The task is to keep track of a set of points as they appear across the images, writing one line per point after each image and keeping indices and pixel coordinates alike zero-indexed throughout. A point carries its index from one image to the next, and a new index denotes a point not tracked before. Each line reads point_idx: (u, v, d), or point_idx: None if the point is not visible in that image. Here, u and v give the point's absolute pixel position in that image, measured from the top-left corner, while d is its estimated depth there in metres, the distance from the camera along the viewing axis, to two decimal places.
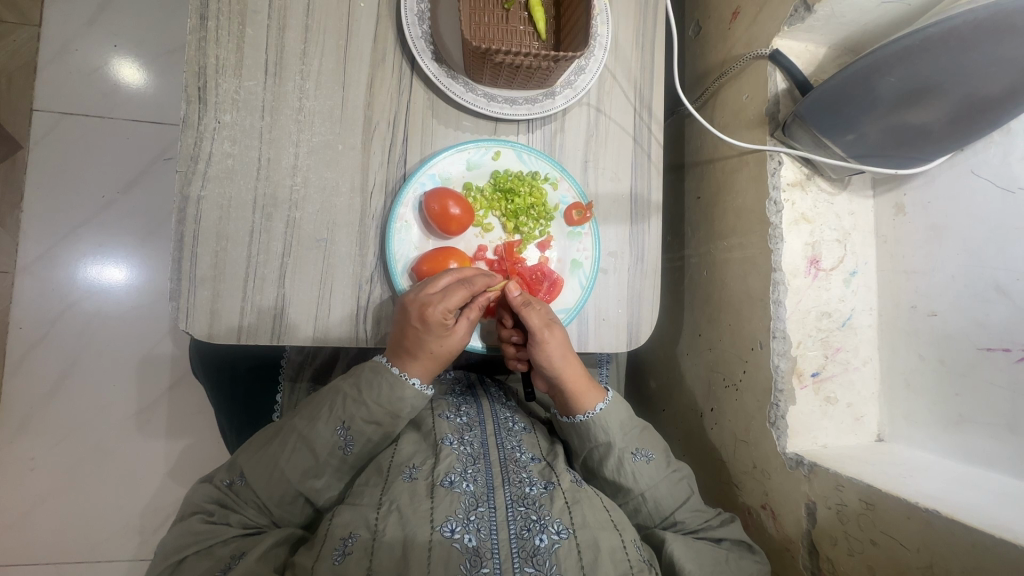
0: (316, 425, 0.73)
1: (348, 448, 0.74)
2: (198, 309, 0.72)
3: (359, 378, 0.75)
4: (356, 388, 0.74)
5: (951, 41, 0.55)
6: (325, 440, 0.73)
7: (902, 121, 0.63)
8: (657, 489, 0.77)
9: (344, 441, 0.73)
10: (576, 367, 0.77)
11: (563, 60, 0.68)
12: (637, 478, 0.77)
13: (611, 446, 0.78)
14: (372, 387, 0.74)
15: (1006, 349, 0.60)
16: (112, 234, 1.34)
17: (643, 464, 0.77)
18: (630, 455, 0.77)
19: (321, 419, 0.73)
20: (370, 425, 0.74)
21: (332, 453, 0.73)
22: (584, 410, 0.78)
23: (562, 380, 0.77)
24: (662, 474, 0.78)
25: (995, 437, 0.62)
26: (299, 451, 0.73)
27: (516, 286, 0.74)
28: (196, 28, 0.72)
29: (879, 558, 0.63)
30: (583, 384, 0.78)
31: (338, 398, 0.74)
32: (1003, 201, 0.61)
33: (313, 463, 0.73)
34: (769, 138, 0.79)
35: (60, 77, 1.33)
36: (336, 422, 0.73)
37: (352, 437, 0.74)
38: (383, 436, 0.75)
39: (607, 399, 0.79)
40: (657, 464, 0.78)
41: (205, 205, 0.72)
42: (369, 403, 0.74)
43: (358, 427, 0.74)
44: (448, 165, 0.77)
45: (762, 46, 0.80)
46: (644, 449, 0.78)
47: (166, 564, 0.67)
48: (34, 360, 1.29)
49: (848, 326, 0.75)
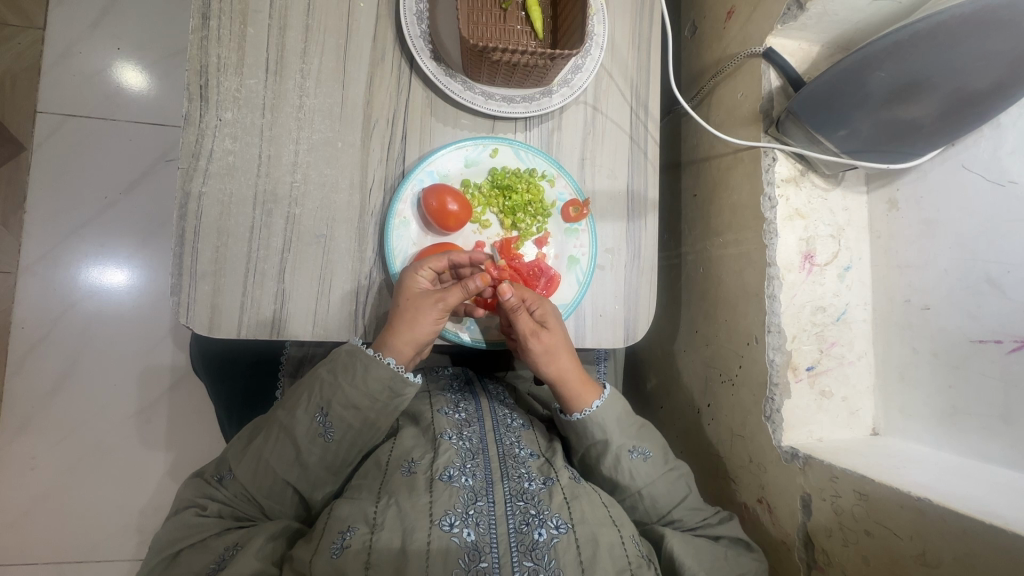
0: (295, 413, 0.73)
1: (328, 434, 0.73)
2: (199, 303, 0.72)
3: (335, 363, 0.74)
4: (331, 372, 0.73)
5: (939, 37, 0.56)
6: (305, 427, 0.73)
7: (893, 116, 0.64)
8: (654, 487, 0.77)
9: (323, 428, 0.73)
10: (568, 365, 0.78)
11: (559, 58, 0.69)
12: (633, 476, 0.77)
13: (609, 445, 0.78)
14: (348, 370, 0.73)
15: (998, 340, 0.61)
16: (113, 235, 1.35)
17: (640, 461, 0.77)
18: (626, 452, 0.77)
19: (301, 406, 0.73)
20: (349, 410, 0.73)
21: (313, 441, 0.73)
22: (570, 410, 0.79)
23: (552, 380, 0.78)
24: (660, 472, 0.78)
25: (989, 429, 0.62)
26: (281, 441, 0.72)
27: (509, 287, 0.73)
28: (199, 27, 0.74)
29: (874, 549, 0.63)
30: (576, 384, 0.78)
31: (316, 385, 0.74)
32: (994, 194, 0.62)
33: (295, 452, 0.72)
34: (763, 135, 0.80)
35: (64, 80, 1.34)
36: (315, 409, 0.73)
37: (331, 424, 0.73)
38: (364, 421, 0.74)
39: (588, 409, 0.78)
40: (655, 461, 0.78)
41: (206, 201, 0.73)
42: (344, 386, 0.73)
43: (336, 413, 0.73)
44: (447, 162, 0.79)
45: (756, 44, 0.81)
46: (642, 447, 0.78)
47: (161, 557, 0.67)
48: (35, 359, 1.30)
49: (843, 321, 0.76)
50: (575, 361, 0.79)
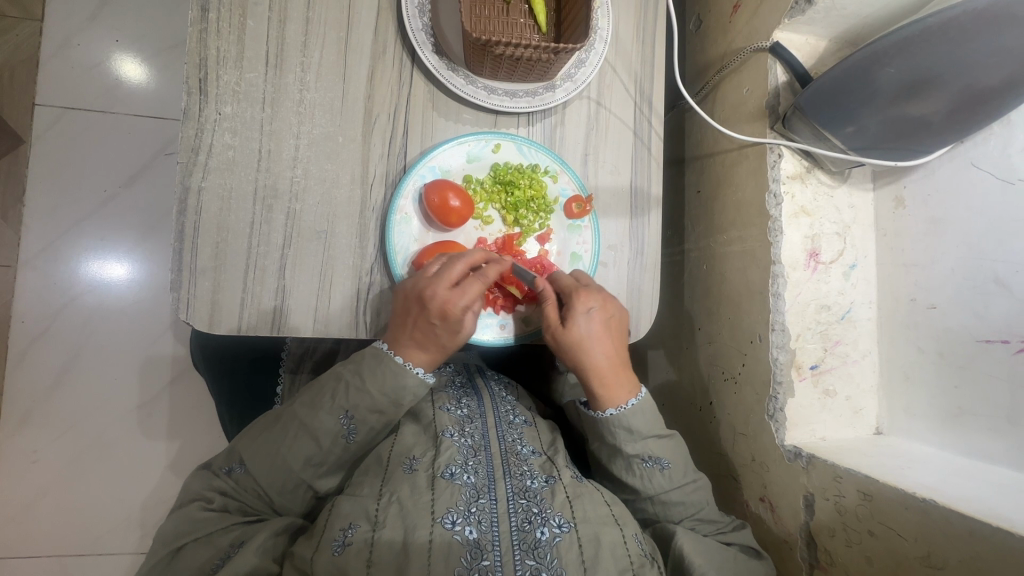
0: (318, 413, 0.72)
1: (351, 436, 0.73)
2: (199, 299, 0.72)
3: (361, 365, 0.73)
4: (358, 375, 0.73)
5: (951, 32, 0.56)
6: (328, 428, 0.72)
7: (902, 113, 0.63)
8: (668, 495, 0.76)
9: (347, 430, 0.73)
10: (602, 364, 0.76)
11: (563, 52, 0.68)
12: (647, 482, 0.76)
13: (620, 451, 0.77)
14: (375, 374, 0.73)
15: (1005, 341, 0.61)
16: (113, 228, 1.35)
17: (654, 471, 0.76)
18: (640, 459, 0.76)
19: (324, 407, 0.72)
20: (373, 414, 0.73)
21: (335, 442, 0.72)
22: (613, 406, 0.76)
23: (585, 376, 0.77)
24: (679, 482, 0.76)
25: (994, 429, 0.62)
26: (301, 438, 0.72)
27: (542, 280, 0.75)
28: (197, 20, 0.73)
29: (877, 549, 0.63)
30: (608, 384, 0.76)
31: (340, 385, 0.73)
32: (1003, 192, 0.61)
33: (315, 450, 0.72)
34: (769, 132, 0.79)
35: (63, 72, 1.33)
36: (340, 411, 0.72)
37: (355, 426, 0.73)
38: (386, 424, 0.75)
39: (639, 395, 0.77)
40: (672, 473, 0.76)
41: (206, 196, 0.72)
42: (373, 392, 0.73)
43: (361, 416, 0.73)
44: (448, 157, 0.78)
45: (761, 39, 0.80)
46: (657, 457, 0.76)
47: (164, 551, 0.67)
48: (36, 353, 1.29)
49: (847, 319, 0.75)
50: (613, 363, 0.77)
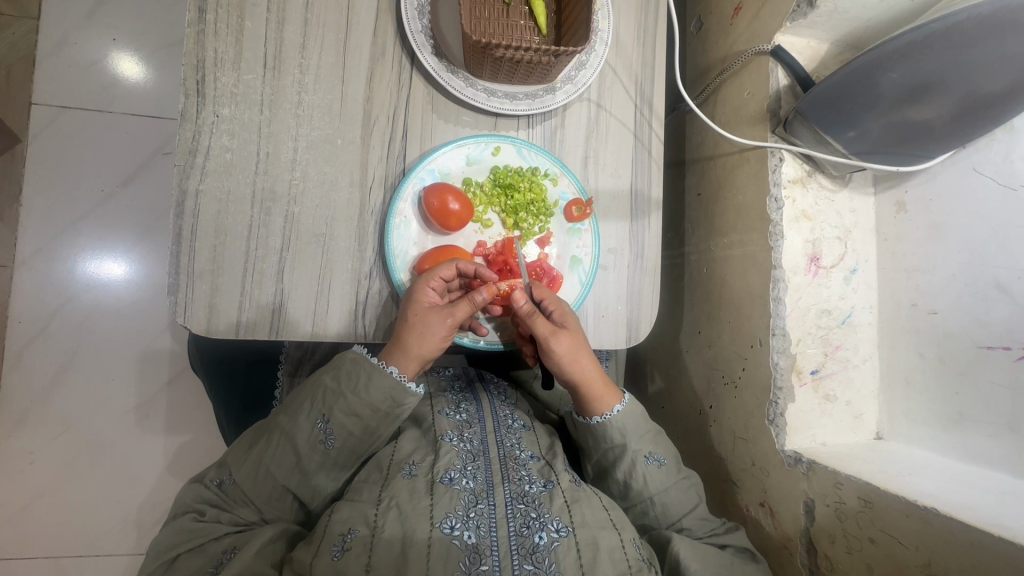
0: (297, 420, 0.72)
1: (329, 441, 0.73)
2: (196, 303, 0.71)
3: (338, 370, 0.74)
4: (335, 380, 0.73)
5: (954, 38, 0.55)
6: (306, 434, 0.72)
7: (904, 118, 0.63)
8: (666, 494, 0.77)
9: (324, 434, 0.72)
10: (586, 368, 0.77)
11: (563, 55, 0.68)
12: (647, 481, 0.77)
13: (626, 449, 0.78)
14: (351, 378, 0.73)
15: (1006, 347, 0.60)
16: (111, 228, 1.34)
17: (654, 468, 0.77)
18: (642, 457, 0.77)
19: (302, 413, 0.73)
20: (350, 418, 0.73)
21: (313, 448, 0.72)
22: (604, 409, 0.78)
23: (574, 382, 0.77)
24: (673, 480, 0.77)
25: (995, 435, 0.62)
26: (281, 447, 0.72)
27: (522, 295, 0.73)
28: (194, 21, 0.72)
29: (877, 556, 0.63)
30: (598, 388, 0.78)
31: (318, 391, 0.73)
32: (1006, 199, 0.61)
33: (295, 459, 0.72)
34: (770, 135, 0.79)
35: (60, 71, 1.32)
36: (316, 415, 0.72)
37: (332, 431, 0.72)
38: (364, 429, 0.73)
39: (623, 401, 0.79)
40: (668, 470, 0.78)
41: (203, 199, 0.72)
42: (347, 394, 0.72)
43: (337, 420, 0.72)
44: (448, 160, 0.77)
45: (763, 42, 0.80)
46: (657, 454, 0.78)
47: (160, 562, 0.67)
48: (33, 354, 1.29)
49: (848, 324, 0.75)
50: (594, 368, 0.78)
